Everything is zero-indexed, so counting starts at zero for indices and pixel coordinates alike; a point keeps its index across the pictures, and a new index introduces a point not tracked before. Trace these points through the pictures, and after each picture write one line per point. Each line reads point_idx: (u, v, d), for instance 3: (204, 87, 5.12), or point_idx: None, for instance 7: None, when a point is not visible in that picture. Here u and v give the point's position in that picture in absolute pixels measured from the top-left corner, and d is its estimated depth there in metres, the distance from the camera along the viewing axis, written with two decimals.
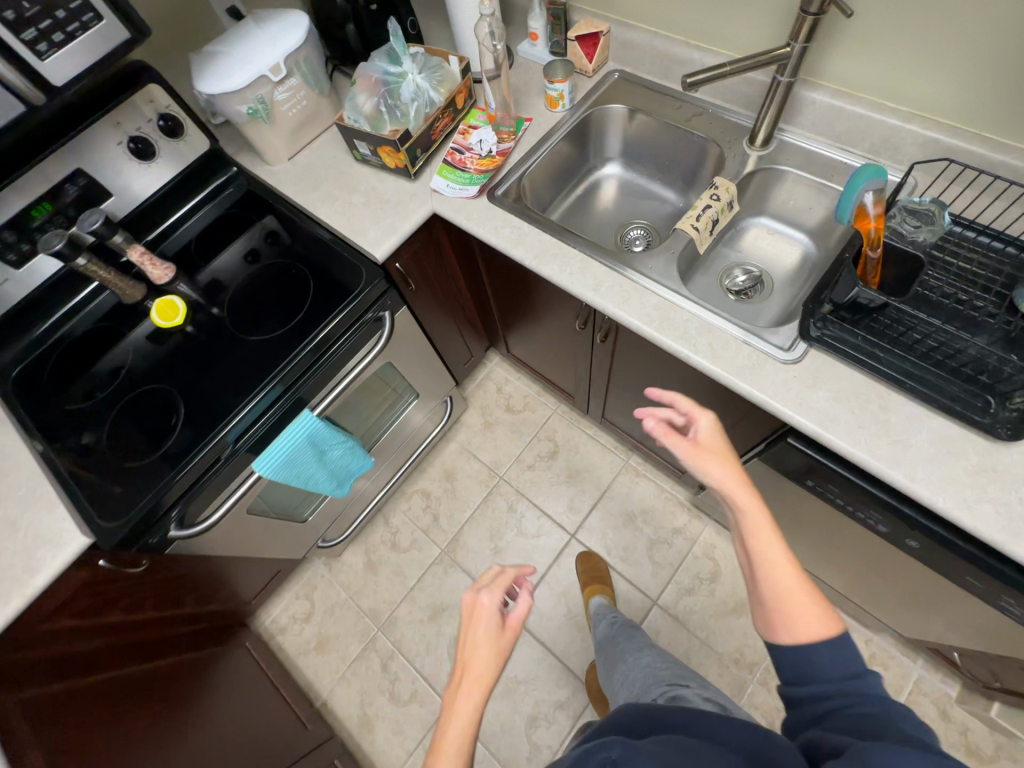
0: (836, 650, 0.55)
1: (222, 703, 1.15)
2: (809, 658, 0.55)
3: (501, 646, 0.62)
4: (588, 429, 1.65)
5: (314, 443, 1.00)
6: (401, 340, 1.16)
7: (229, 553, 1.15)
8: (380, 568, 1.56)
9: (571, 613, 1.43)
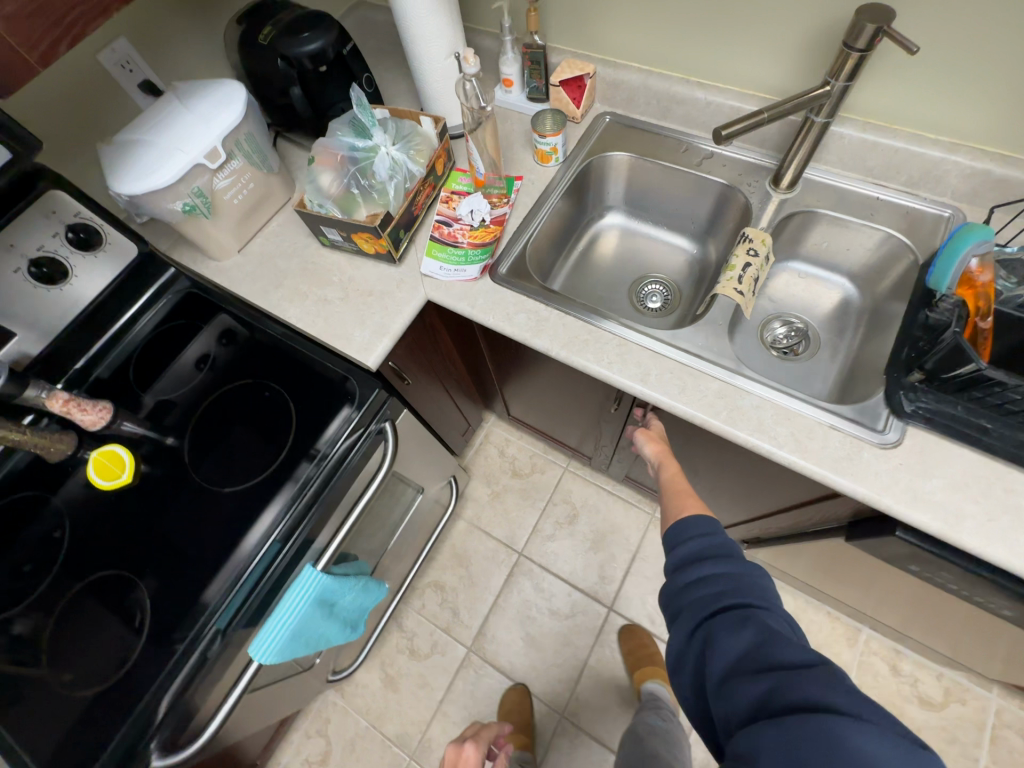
0: (698, 519, 0.70)
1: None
2: (678, 526, 0.70)
3: None
4: (605, 484, 1.52)
5: (322, 601, 0.81)
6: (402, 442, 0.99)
7: (227, 740, 0.93)
8: (401, 684, 1.37)
9: (624, 699, 1.29)
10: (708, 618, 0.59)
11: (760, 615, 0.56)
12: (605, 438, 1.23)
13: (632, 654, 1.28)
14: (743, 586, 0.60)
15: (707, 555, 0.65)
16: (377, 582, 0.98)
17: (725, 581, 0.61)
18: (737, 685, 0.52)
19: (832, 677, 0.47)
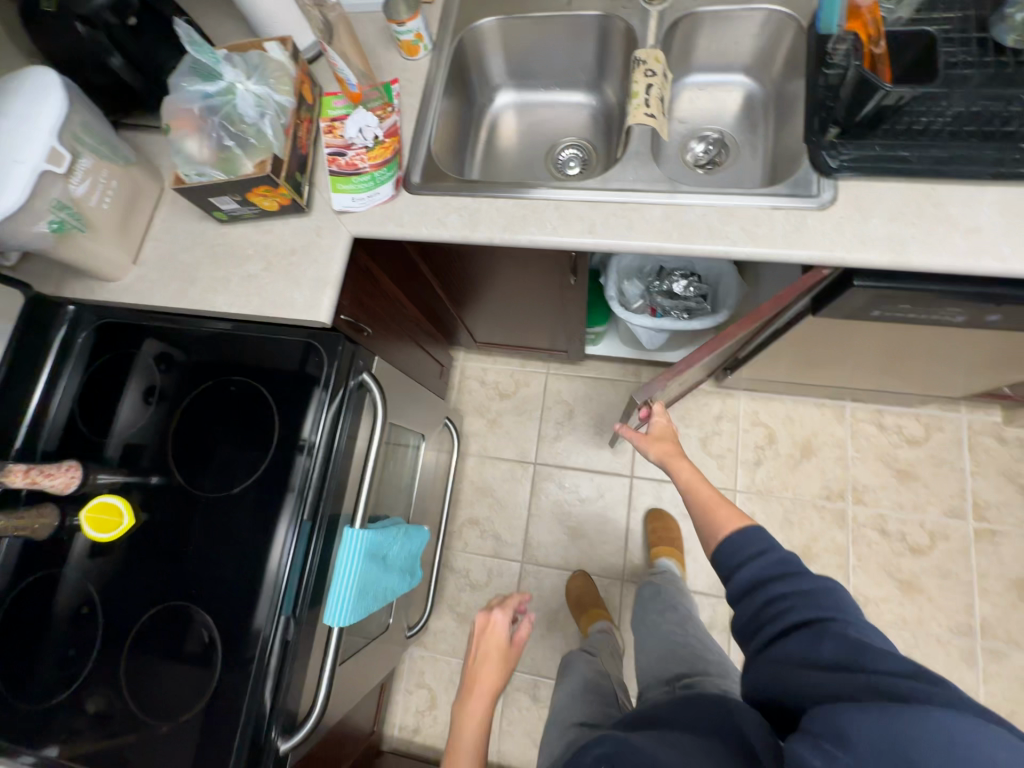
0: (745, 535, 0.65)
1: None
2: (728, 546, 0.66)
3: (506, 655, 0.83)
4: (588, 372, 1.57)
5: (374, 555, 0.82)
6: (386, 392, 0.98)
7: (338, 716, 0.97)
8: (474, 615, 1.45)
9: (670, 544, 1.41)
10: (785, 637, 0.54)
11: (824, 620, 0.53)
12: (573, 325, 1.25)
13: (656, 533, 1.38)
14: (805, 592, 0.56)
15: (759, 564, 0.62)
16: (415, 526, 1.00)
17: (789, 592, 0.58)
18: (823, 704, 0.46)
19: (937, 683, 0.42)
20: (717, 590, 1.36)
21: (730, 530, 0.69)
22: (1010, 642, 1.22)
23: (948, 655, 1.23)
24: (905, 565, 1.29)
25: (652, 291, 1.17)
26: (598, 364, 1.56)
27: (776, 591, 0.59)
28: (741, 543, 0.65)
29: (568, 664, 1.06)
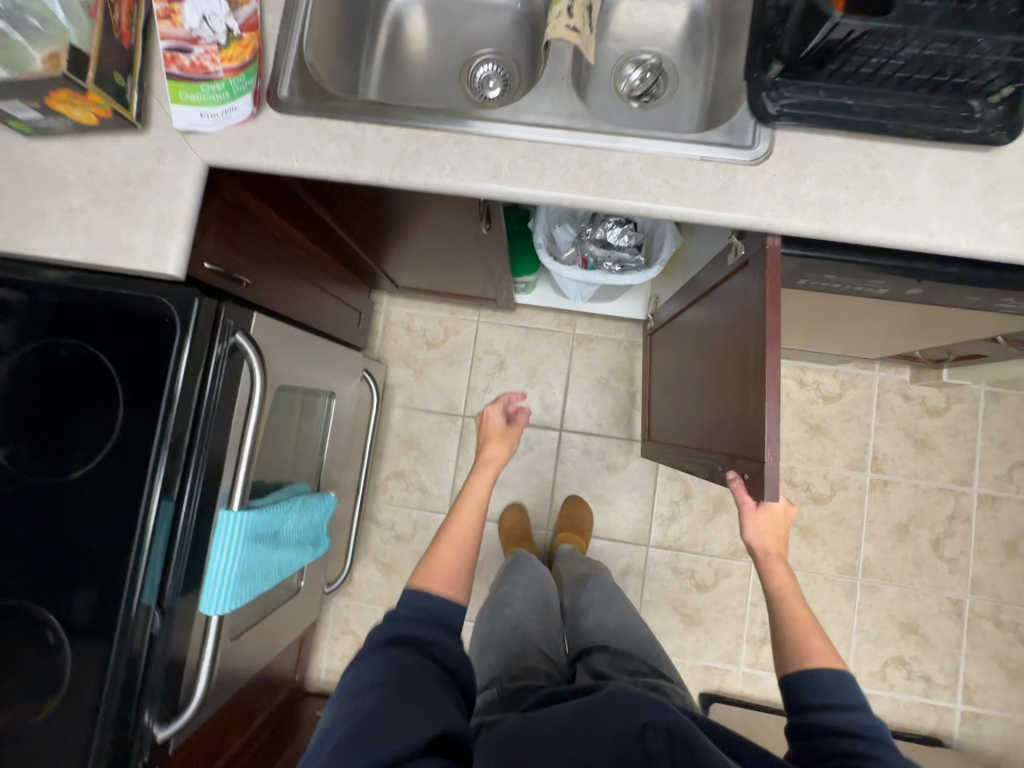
0: (840, 684, 0.61)
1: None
2: (811, 692, 0.61)
3: (506, 435, 0.97)
4: (521, 321, 1.48)
5: (261, 536, 0.75)
6: (284, 352, 0.86)
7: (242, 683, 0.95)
8: (400, 566, 1.44)
9: (594, 495, 1.43)
10: None
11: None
12: (498, 276, 1.14)
13: (571, 519, 1.37)
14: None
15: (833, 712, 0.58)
16: (318, 495, 0.93)
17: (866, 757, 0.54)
18: None
19: None
20: (635, 538, 1.41)
21: (823, 681, 0.62)
22: (883, 578, 1.36)
23: (831, 590, 1.36)
24: (806, 513, 1.38)
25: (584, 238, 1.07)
26: (532, 313, 1.48)
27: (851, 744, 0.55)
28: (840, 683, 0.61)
29: (518, 565, 1.05)
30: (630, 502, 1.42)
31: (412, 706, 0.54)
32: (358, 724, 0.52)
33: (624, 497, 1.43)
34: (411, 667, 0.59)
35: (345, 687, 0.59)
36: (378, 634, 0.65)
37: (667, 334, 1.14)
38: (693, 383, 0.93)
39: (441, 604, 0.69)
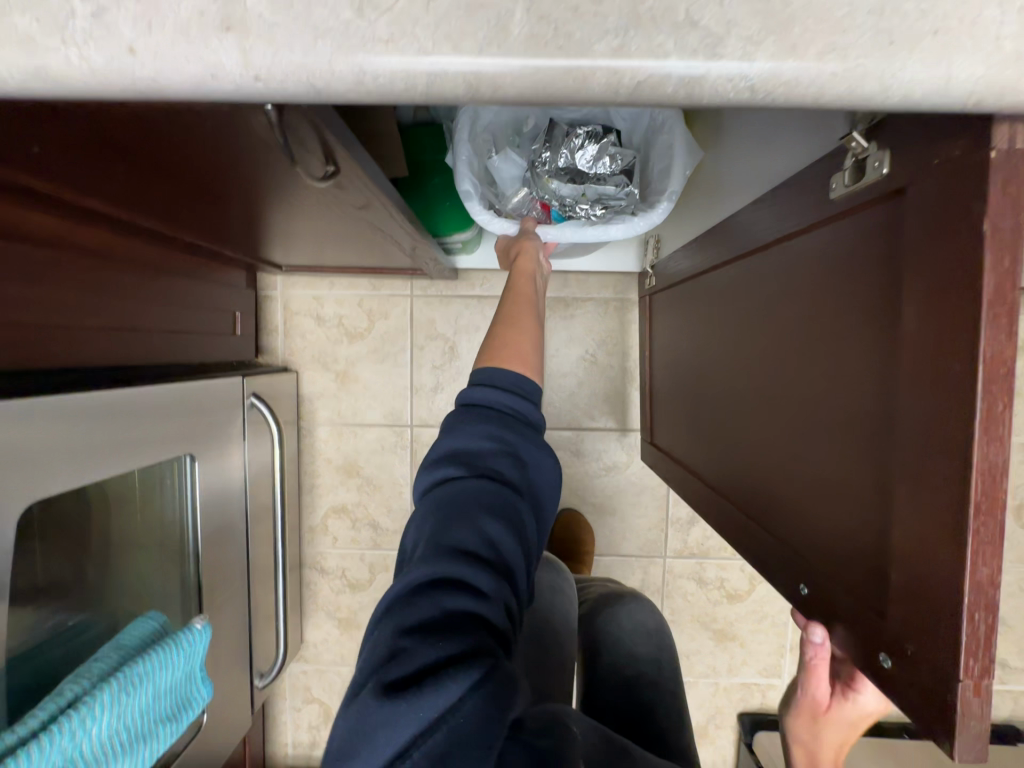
0: None
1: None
2: None
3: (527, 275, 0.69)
4: (471, 290, 1.08)
5: None
6: (29, 447, 0.48)
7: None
8: (361, 620, 1.15)
9: (592, 504, 1.12)
10: None
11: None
12: (411, 244, 0.73)
13: (569, 538, 1.09)
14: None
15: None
16: (172, 643, 0.59)
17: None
18: None
19: None
20: (647, 550, 1.13)
21: None
22: None
23: None
24: None
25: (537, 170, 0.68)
26: (484, 276, 1.07)
27: None
28: None
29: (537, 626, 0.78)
30: (638, 507, 1.12)
31: (513, 554, 0.43)
32: (459, 569, 0.40)
33: (630, 502, 1.12)
34: (492, 494, 0.45)
35: (423, 511, 0.45)
36: (446, 445, 0.49)
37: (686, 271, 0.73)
38: (738, 373, 0.55)
39: (517, 383, 0.54)
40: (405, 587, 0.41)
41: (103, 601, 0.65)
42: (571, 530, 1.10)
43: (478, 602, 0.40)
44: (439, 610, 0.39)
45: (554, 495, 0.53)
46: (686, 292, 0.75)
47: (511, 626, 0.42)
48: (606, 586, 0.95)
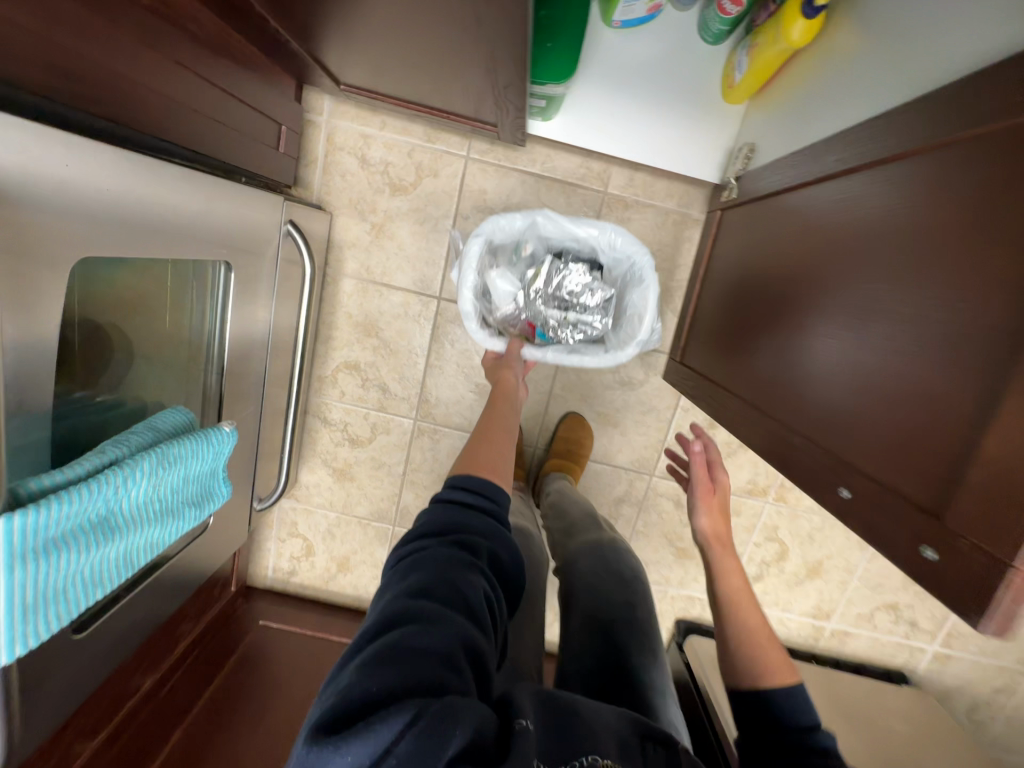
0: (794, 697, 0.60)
1: (261, 744, 0.92)
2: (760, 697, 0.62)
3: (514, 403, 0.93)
4: (531, 165, 1.00)
5: (69, 538, 0.44)
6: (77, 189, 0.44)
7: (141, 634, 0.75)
8: (355, 473, 1.20)
9: (598, 413, 1.15)
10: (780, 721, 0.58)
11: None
12: (506, 77, 0.67)
13: (570, 439, 1.13)
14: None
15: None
16: (202, 436, 0.60)
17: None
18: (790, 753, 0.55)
19: None
20: (638, 465, 1.18)
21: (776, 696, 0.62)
22: None
23: (846, 537, 1.22)
24: None
25: (529, 297, 0.96)
26: (548, 154, 0.99)
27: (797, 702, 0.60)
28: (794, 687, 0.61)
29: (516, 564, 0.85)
30: (641, 425, 1.16)
31: (465, 602, 0.53)
32: (418, 610, 0.50)
33: (634, 419, 1.16)
34: (444, 564, 0.56)
35: (396, 577, 0.56)
36: (420, 526, 0.62)
37: (773, 219, 0.72)
38: (822, 331, 0.54)
39: (481, 485, 0.68)
40: (371, 631, 0.50)
41: (133, 387, 0.65)
42: (573, 433, 1.13)
43: (433, 638, 0.48)
44: (399, 641, 0.47)
45: (511, 571, 0.64)
46: (758, 257, 0.73)
47: (462, 660, 0.48)
48: (585, 524, 0.96)
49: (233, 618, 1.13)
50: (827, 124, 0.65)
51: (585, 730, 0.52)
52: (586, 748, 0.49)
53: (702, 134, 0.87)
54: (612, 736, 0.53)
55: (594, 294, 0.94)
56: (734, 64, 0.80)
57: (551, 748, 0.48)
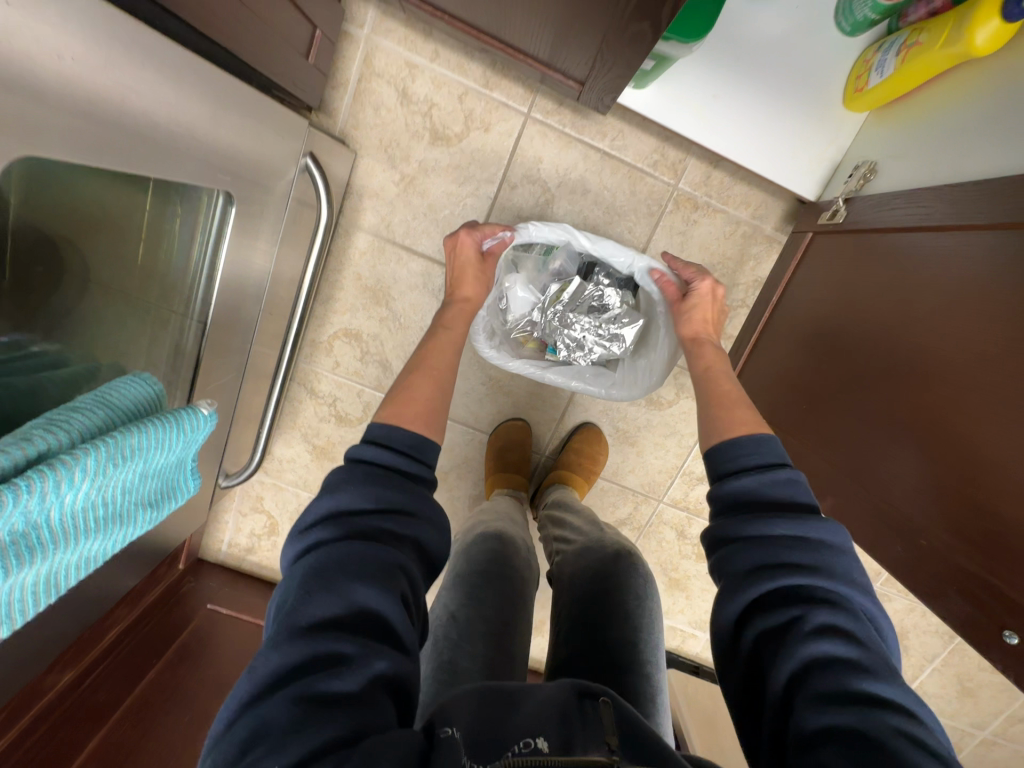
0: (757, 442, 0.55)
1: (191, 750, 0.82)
2: (736, 503, 0.52)
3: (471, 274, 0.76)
4: (600, 138, 0.86)
5: None
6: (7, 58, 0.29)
7: (46, 631, 0.61)
8: (337, 454, 1.06)
9: (616, 429, 1.05)
10: (770, 576, 0.46)
11: (826, 624, 0.42)
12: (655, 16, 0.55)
13: (581, 453, 1.02)
14: (819, 555, 0.46)
15: (748, 476, 0.53)
16: (172, 420, 0.46)
17: (791, 561, 0.46)
18: (774, 607, 0.45)
19: None
20: (647, 489, 1.09)
21: (751, 523, 0.49)
22: (899, 589, 1.19)
23: None
24: None
25: (547, 312, 0.83)
26: (621, 130, 0.85)
27: (774, 527, 0.48)
28: (767, 521, 0.48)
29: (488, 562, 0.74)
30: (659, 449, 1.06)
31: (384, 622, 0.42)
32: (323, 645, 0.39)
33: (652, 441, 1.06)
34: (361, 559, 0.44)
35: (295, 581, 0.44)
36: (325, 505, 0.48)
37: (868, 263, 0.62)
38: (964, 435, 0.46)
39: (415, 448, 0.55)
40: (259, 683, 0.38)
41: (83, 339, 0.50)
42: (586, 446, 1.03)
43: (345, 682, 0.38)
44: (299, 701, 0.36)
45: (444, 541, 0.53)
46: (847, 298, 0.64)
47: (379, 699, 0.38)
48: (586, 529, 0.82)
49: (177, 597, 1.00)
50: (999, 157, 0.52)
51: (523, 713, 0.44)
52: (521, 733, 0.41)
53: (809, 142, 0.75)
54: (553, 707, 0.44)
55: (621, 324, 0.82)
56: (871, 66, 0.67)
57: (480, 741, 0.40)
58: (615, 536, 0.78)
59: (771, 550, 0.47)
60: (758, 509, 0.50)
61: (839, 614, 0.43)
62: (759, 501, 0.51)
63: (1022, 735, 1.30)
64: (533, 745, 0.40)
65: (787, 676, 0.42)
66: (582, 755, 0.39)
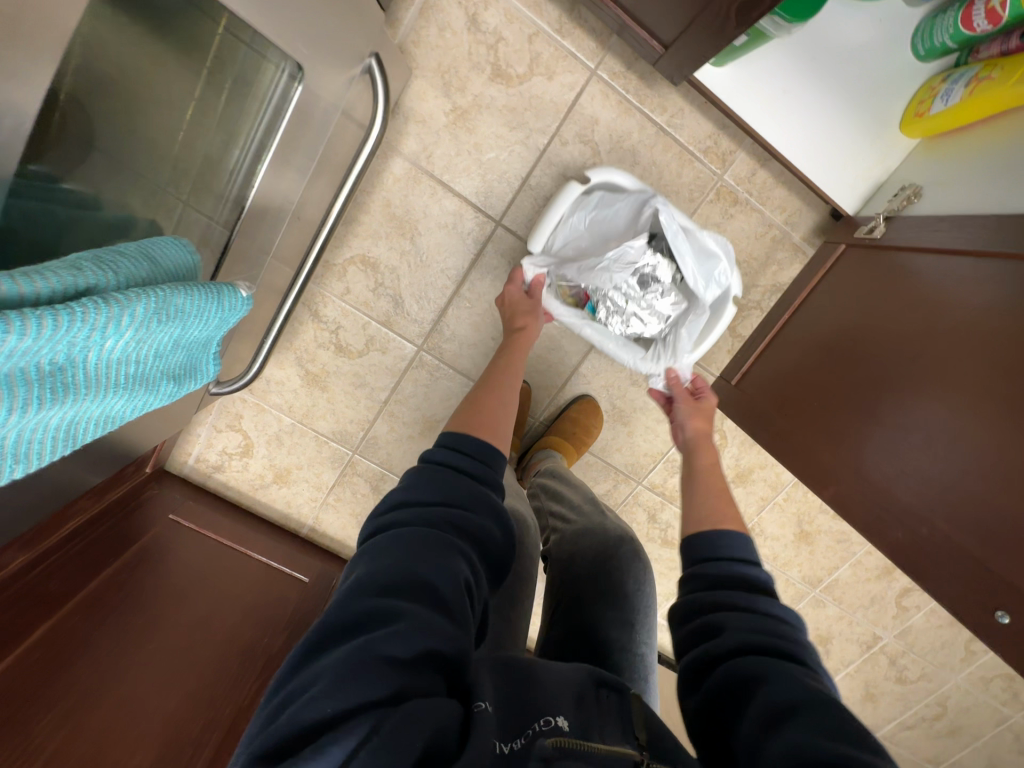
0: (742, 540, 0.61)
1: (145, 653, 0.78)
2: (729, 576, 0.57)
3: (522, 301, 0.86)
4: (659, 112, 0.85)
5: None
6: None
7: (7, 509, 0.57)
8: (329, 383, 1.03)
9: (613, 405, 1.07)
10: (752, 635, 0.49)
11: (806, 677, 0.44)
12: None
13: (577, 423, 1.04)
14: (792, 632, 0.50)
15: (729, 563, 0.58)
16: (213, 293, 0.43)
17: (773, 629, 0.50)
18: (748, 656, 0.47)
19: None
20: (630, 469, 1.12)
21: (738, 596, 0.53)
22: (835, 598, 1.29)
23: (781, 592, 1.27)
24: (816, 518, 1.22)
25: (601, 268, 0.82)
26: (681, 109, 0.85)
27: (758, 605, 0.52)
28: (750, 599, 0.53)
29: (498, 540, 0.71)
30: (650, 432, 1.09)
31: (445, 598, 0.41)
32: (386, 606, 0.39)
33: (644, 424, 1.09)
34: (428, 542, 0.44)
35: (364, 554, 0.45)
36: (400, 492, 0.50)
37: (893, 293, 0.64)
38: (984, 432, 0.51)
39: (479, 451, 0.57)
40: (324, 630, 0.38)
41: (117, 184, 0.47)
42: (583, 418, 1.04)
43: (402, 647, 0.37)
44: (354, 654, 0.36)
45: (503, 545, 0.52)
46: (868, 310, 0.67)
47: (429, 669, 0.37)
48: (583, 508, 0.81)
49: (136, 504, 0.95)
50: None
51: (540, 693, 0.44)
52: (539, 712, 0.42)
53: (860, 158, 0.78)
54: (568, 687, 0.46)
55: (663, 299, 0.83)
56: (934, 95, 0.70)
57: (505, 717, 0.41)
58: (614, 519, 0.77)
59: (755, 618, 0.51)
60: (748, 590, 0.55)
61: (813, 676, 0.45)
62: (743, 580, 0.56)
63: (907, 740, 1.44)
64: (553, 722, 0.41)
65: (768, 705, 0.41)
66: (603, 746, 0.40)
